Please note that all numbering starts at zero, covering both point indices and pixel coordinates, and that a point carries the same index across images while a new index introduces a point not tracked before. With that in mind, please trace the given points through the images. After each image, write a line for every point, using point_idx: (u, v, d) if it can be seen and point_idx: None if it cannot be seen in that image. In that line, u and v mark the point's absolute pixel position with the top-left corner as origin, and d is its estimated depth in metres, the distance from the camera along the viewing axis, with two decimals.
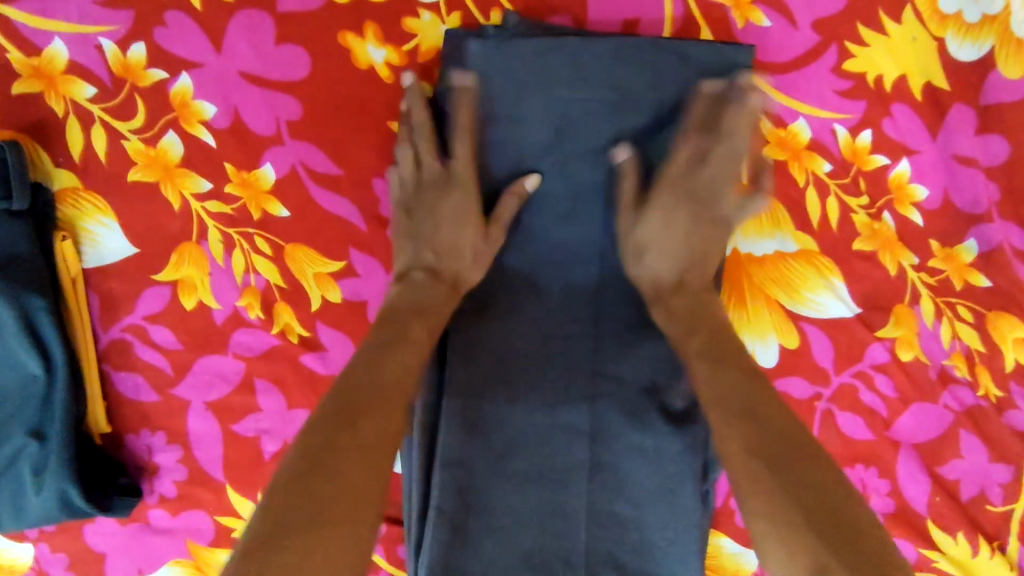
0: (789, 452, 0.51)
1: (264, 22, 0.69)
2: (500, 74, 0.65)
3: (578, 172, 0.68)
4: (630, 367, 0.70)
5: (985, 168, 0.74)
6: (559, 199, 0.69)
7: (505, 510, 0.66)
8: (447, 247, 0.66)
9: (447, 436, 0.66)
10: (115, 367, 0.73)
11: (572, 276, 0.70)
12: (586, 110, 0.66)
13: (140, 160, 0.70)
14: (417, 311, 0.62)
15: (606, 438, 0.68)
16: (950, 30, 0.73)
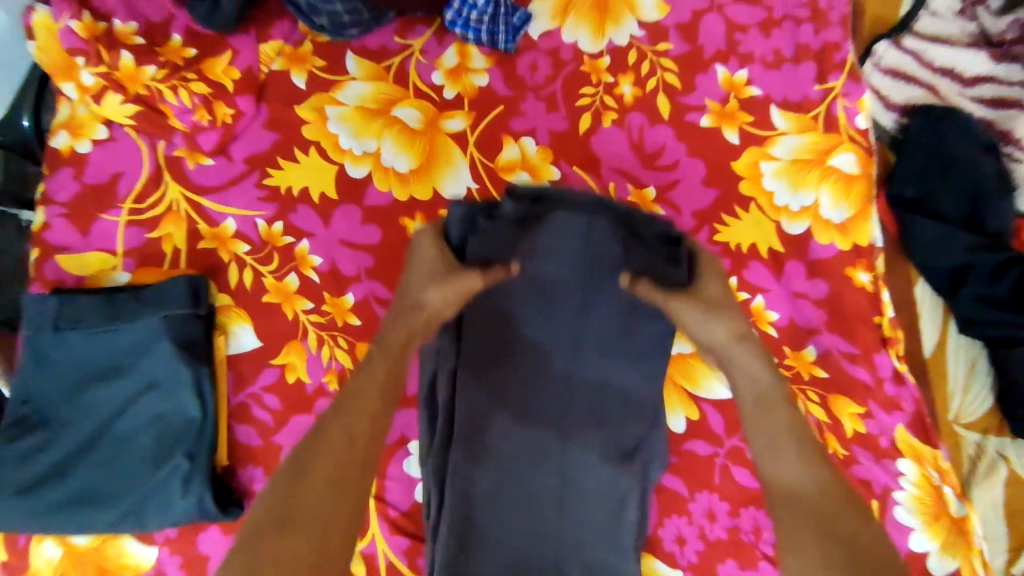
0: (841, 522, 0.68)
1: (355, 210, 1.10)
2: (501, 221, 0.95)
3: (553, 282, 0.95)
4: (591, 424, 0.96)
5: (814, 300, 1.12)
6: (538, 303, 0.95)
7: (499, 525, 0.93)
8: (418, 301, 0.84)
9: (458, 462, 0.92)
10: (236, 421, 1.02)
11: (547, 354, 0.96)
12: (571, 236, 0.94)
13: (270, 289, 1.07)
14: (380, 344, 0.81)
15: (574, 474, 0.95)
16: (783, 215, 1.15)
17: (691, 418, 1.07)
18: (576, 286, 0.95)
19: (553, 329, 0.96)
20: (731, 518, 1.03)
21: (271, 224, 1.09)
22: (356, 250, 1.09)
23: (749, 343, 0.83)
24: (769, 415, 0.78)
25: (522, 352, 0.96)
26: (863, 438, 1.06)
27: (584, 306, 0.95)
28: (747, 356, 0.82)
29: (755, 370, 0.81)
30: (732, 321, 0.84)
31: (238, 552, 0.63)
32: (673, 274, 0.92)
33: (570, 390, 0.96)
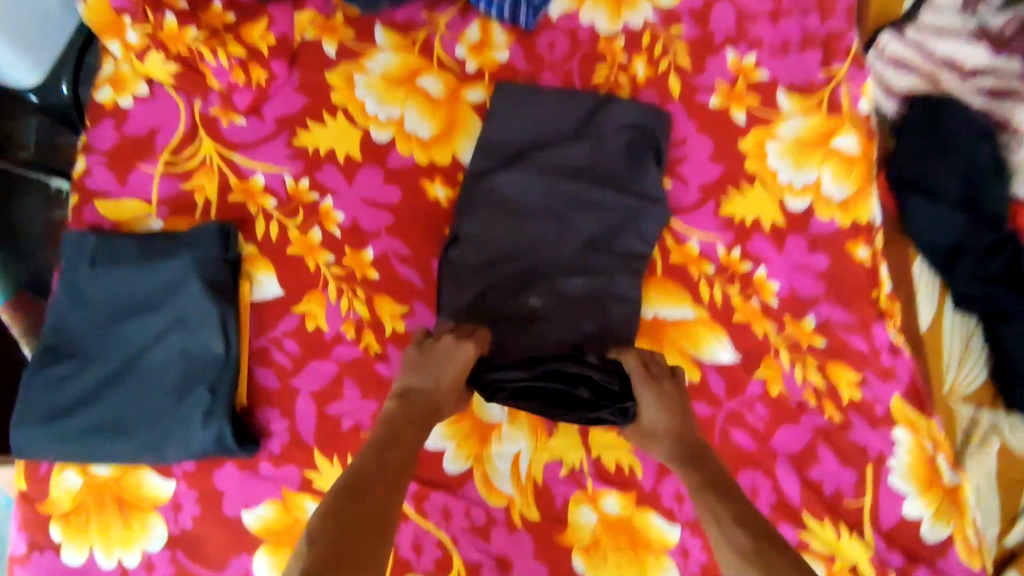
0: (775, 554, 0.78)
1: (378, 170, 1.16)
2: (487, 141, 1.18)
3: (543, 166, 1.17)
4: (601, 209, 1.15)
5: (814, 273, 1.16)
6: (549, 169, 1.17)
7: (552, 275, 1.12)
8: (423, 402, 0.94)
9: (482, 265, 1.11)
10: (258, 364, 1.07)
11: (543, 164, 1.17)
12: (549, 125, 1.19)
13: (294, 241, 1.12)
14: (421, 363, 0.96)
15: (603, 242, 1.14)
16: (788, 192, 1.21)
17: (692, 380, 1.10)
18: (562, 167, 1.17)
19: (528, 269, 1.12)
20: (730, 478, 1.06)
21: (297, 181, 1.15)
22: (377, 208, 1.14)
23: (668, 443, 0.94)
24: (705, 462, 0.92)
25: (547, 232, 1.14)
26: (858, 405, 1.09)
27: (564, 234, 1.14)
28: (705, 466, 0.91)
29: (665, 424, 0.95)
30: (682, 445, 0.94)
31: (337, 510, 0.77)
32: (609, 379, 0.98)
33: (540, 286, 1.11)
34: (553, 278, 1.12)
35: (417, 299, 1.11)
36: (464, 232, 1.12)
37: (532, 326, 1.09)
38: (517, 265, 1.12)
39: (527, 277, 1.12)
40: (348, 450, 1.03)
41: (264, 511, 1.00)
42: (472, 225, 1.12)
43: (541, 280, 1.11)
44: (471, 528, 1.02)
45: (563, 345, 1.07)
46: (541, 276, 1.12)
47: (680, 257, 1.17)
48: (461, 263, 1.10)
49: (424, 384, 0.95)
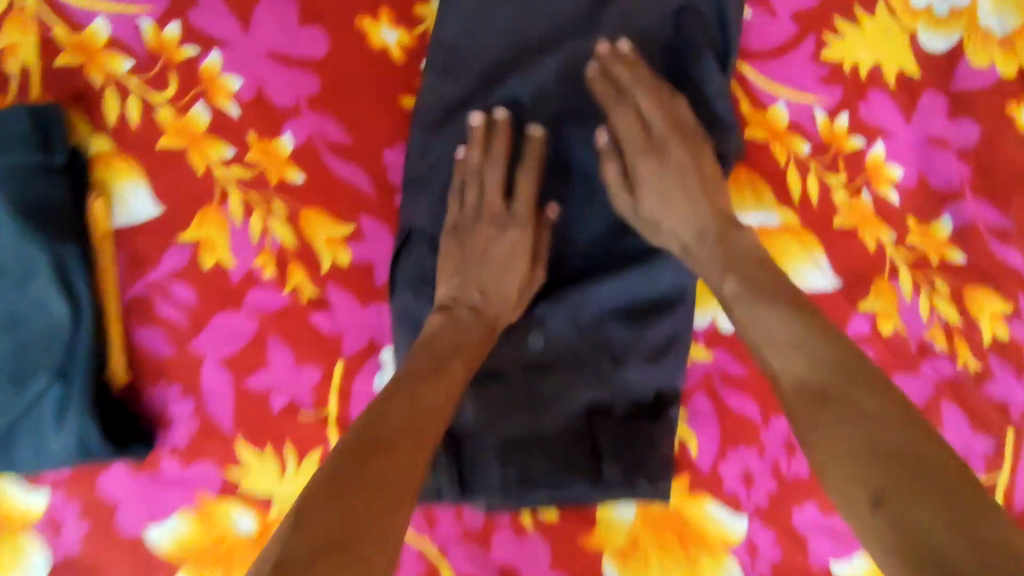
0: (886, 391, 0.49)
1: (288, 5, 0.73)
2: (433, 171, 0.70)
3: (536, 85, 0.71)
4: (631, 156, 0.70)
5: (957, 150, 0.78)
6: (542, 97, 0.71)
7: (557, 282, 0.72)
8: (495, 293, 0.65)
9: (441, 283, 0.69)
10: (138, 322, 0.72)
11: (535, 91, 0.71)
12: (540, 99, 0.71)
13: (169, 129, 0.72)
14: (481, 289, 0.64)
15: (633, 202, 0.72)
16: (922, 22, 0.78)
17: None
18: (567, 81, 0.71)
19: (523, 387, 0.70)
20: None
21: (160, 27, 0.72)
22: (291, 67, 0.73)
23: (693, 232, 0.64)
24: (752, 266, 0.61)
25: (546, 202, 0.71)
26: (1002, 346, 0.77)
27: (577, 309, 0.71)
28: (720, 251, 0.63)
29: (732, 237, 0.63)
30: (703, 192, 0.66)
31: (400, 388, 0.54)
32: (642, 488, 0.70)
33: (541, 411, 0.70)
34: (563, 370, 0.71)
35: (365, 212, 0.73)
36: (414, 232, 0.69)
37: (528, 422, 0.70)
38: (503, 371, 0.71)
39: (520, 390, 0.70)
40: (284, 437, 0.72)
41: (174, 527, 0.71)
42: (428, 215, 0.70)
43: (547, 403, 0.70)
44: (466, 536, 0.74)
45: (579, 457, 0.70)
46: (537, 367, 0.71)
47: (760, 130, 0.77)
48: (411, 281, 0.68)
49: (474, 260, 0.66)
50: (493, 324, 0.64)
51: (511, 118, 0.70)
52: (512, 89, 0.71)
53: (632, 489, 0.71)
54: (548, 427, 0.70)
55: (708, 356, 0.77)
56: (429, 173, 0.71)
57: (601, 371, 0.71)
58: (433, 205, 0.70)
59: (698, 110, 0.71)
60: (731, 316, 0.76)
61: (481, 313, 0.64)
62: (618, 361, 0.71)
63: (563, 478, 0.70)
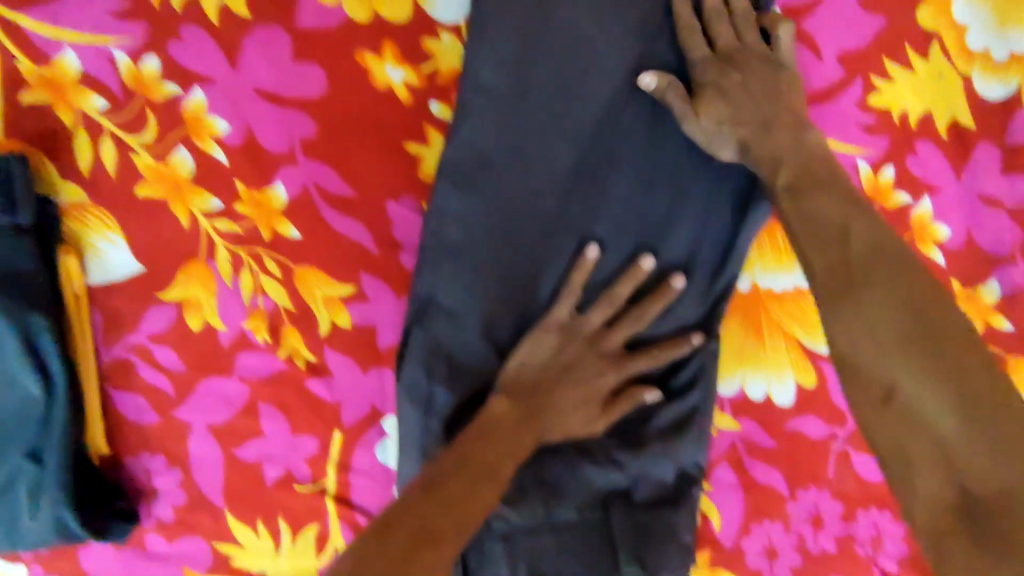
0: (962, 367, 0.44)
1: (281, 38, 0.66)
2: (446, 230, 0.63)
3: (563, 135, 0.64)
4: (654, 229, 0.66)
5: (1010, 210, 0.72)
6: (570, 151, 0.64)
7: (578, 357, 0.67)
8: (561, 428, 0.63)
9: (452, 356, 0.64)
10: (118, 387, 0.66)
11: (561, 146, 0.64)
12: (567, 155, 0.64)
13: (149, 175, 0.65)
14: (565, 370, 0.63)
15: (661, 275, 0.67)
16: (977, 67, 0.72)
17: (803, 386, 0.72)
18: (597, 134, 0.65)
19: (534, 474, 0.66)
20: (843, 524, 0.73)
21: (137, 62, 0.65)
22: (284, 109, 0.66)
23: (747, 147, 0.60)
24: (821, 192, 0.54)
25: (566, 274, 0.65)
26: None
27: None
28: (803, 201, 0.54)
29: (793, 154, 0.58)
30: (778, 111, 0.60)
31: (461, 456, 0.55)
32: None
33: (557, 500, 0.67)
34: (577, 455, 0.67)
35: (367, 271, 0.67)
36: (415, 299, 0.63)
37: (541, 512, 0.66)
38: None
39: (532, 478, 0.66)
40: (278, 510, 0.67)
41: None
42: (434, 280, 0.63)
43: (564, 488, 0.67)
44: None
45: (597, 550, 0.67)
46: (550, 451, 0.67)
47: None
48: (421, 355, 0.63)
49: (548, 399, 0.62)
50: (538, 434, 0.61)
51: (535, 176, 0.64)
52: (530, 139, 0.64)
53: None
54: (563, 517, 0.67)
55: (735, 425, 0.73)
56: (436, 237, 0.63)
57: (617, 458, 0.67)
58: (447, 271, 0.63)
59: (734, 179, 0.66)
60: (762, 384, 0.72)
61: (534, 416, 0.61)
62: (636, 447, 0.68)
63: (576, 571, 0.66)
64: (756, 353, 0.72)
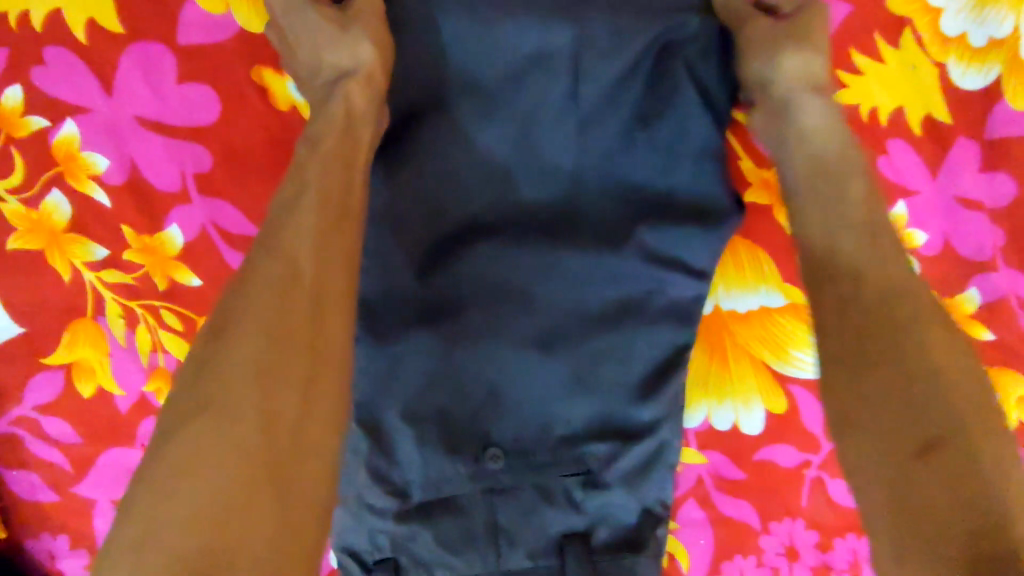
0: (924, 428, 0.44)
1: (162, 57, 0.57)
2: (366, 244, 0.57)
3: (484, 138, 0.58)
4: (598, 239, 0.60)
5: (989, 212, 0.66)
6: (488, 152, 0.59)
7: (528, 393, 0.59)
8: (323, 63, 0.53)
9: (380, 391, 0.57)
10: (8, 465, 0.59)
11: (484, 142, 0.58)
12: (488, 149, 0.59)
13: (19, 225, 0.56)
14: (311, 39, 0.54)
15: (613, 289, 0.60)
16: (953, 55, 0.66)
17: (774, 413, 0.66)
18: (521, 135, 0.59)
19: (481, 516, 0.59)
20: (819, 555, 0.68)
21: None
22: (173, 140, 0.57)
23: (816, 99, 0.56)
24: (824, 183, 0.54)
25: (500, 290, 0.59)
26: None
27: (545, 419, 0.59)
28: (814, 217, 0.53)
29: (821, 144, 0.55)
30: (814, 63, 0.57)
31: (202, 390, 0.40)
32: None
33: (508, 545, 0.60)
34: (534, 494, 0.60)
35: None
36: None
37: (489, 559, 0.60)
38: (460, 499, 0.59)
39: (480, 522, 0.59)
40: None
41: None
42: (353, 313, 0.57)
43: (510, 533, 0.60)
44: None
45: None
46: (501, 491, 0.60)
47: (764, 194, 0.65)
48: (339, 386, 0.57)
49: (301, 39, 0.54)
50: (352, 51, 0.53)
51: (449, 187, 0.58)
52: (457, 160, 0.58)
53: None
54: (514, 563, 0.60)
55: (702, 458, 0.67)
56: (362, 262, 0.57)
57: (573, 496, 0.61)
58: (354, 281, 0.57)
59: (681, 195, 0.61)
60: (729, 413, 0.66)
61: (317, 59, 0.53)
62: (596, 485, 0.61)
63: None
64: (721, 381, 0.66)
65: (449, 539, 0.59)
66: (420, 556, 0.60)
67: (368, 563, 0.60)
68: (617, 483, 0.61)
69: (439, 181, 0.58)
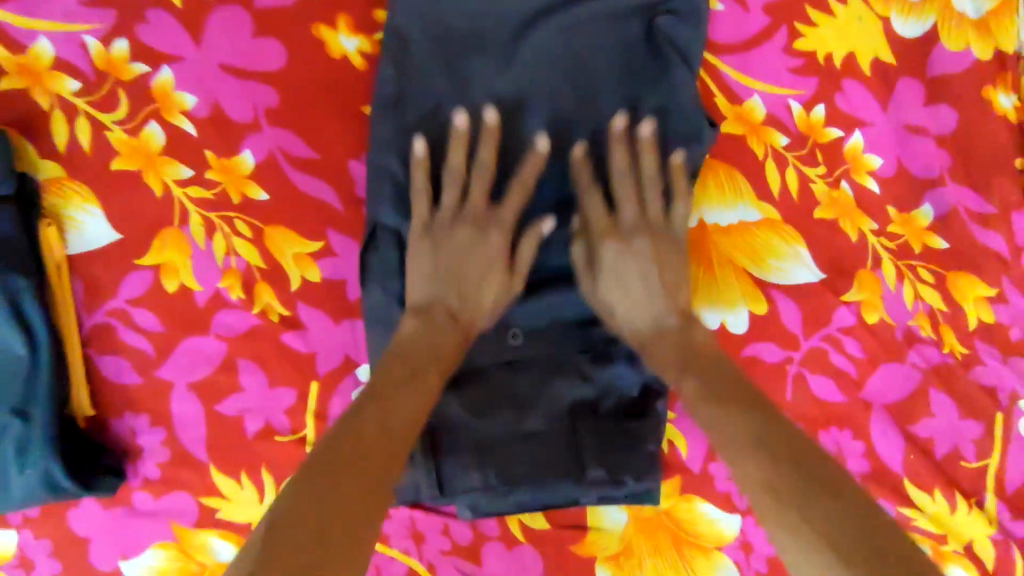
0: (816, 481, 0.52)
1: (242, 18, 0.71)
2: (393, 147, 0.70)
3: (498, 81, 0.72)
4: (599, 154, 0.72)
5: (935, 137, 0.77)
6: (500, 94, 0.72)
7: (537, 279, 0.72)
8: (470, 290, 0.65)
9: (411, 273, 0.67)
10: (100, 352, 0.69)
11: (497, 86, 0.72)
12: (502, 81, 0.72)
13: (122, 150, 0.69)
14: (453, 274, 0.65)
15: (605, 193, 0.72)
16: (894, 10, 0.79)
17: (756, 314, 0.75)
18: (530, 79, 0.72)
19: (505, 386, 0.70)
20: None
21: (108, 45, 0.70)
22: (247, 81, 0.71)
23: (634, 281, 0.68)
24: (668, 344, 0.66)
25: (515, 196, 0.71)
26: (988, 330, 0.77)
27: (557, 304, 0.72)
28: (664, 350, 0.66)
29: (636, 295, 0.68)
30: (628, 260, 0.68)
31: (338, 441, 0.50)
32: (633, 484, 0.70)
33: (526, 410, 0.70)
34: (548, 368, 0.71)
35: (335, 228, 0.71)
36: (381, 227, 0.69)
37: (511, 423, 0.69)
38: (483, 370, 0.70)
39: (502, 390, 0.70)
40: (261, 461, 0.70)
41: (154, 560, 0.69)
42: (398, 211, 0.69)
43: (530, 399, 0.70)
44: (454, 550, 0.73)
45: (564, 456, 0.69)
46: (519, 363, 0.71)
47: (738, 125, 0.76)
48: (385, 273, 0.68)
49: (445, 264, 0.65)
50: (471, 327, 0.65)
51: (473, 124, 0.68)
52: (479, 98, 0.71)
53: (618, 486, 0.70)
54: (532, 426, 0.70)
55: None
56: (403, 176, 0.70)
57: (582, 369, 0.71)
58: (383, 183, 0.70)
59: (662, 114, 0.73)
60: (715, 314, 0.75)
61: (458, 317, 0.64)
62: (600, 358, 0.71)
63: (547, 479, 0.69)
64: (708, 284, 0.75)
65: (476, 404, 0.69)
66: (451, 420, 0.69)
67: None
68: (620, 355, 0.71)
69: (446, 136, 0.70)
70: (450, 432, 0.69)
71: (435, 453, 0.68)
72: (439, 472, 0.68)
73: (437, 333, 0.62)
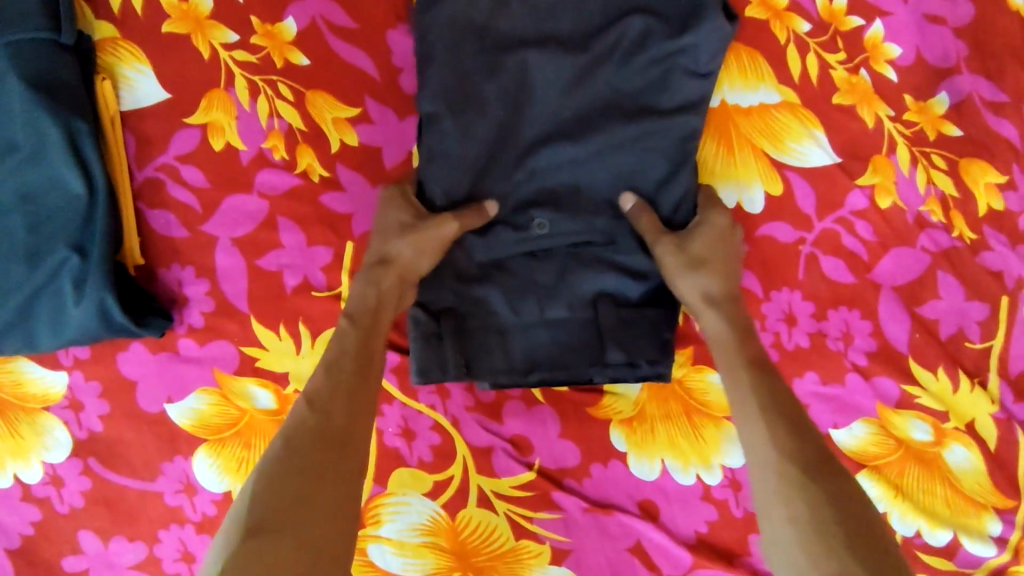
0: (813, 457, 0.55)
1: None
2: (434, 41, 0.73)
3: None
4: (624, 56, 0.74)
5: (953, 28, 0.82)
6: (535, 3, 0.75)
7: (558, 176, 0.74)
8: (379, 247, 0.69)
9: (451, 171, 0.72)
10: (150, 206, 0.73)
11: None
12: None
13: (174, 15, 0.74)
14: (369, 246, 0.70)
15: (625, 93, 0.75)
16: None
17: (772, 194, 0.78)
18: None
19: (525, 274, 0.74)
20: (815, 322, 0.77)
21: None
22: None
23: (711, 256, 0.70)
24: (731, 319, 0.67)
25: (542, 97, 0.74)
26: (996, 216, 0.80)
27: (575, 190, 0.75)
28: (727, 318, 0.68)
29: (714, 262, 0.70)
30: (721, 241, 0.71)
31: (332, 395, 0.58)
32: (645, 368, 0.74)
33: (550, 298, 0.74)
34: (568, 257, 0.75)
35: (372, 96, 0.75)
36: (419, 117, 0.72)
37: (534, 309, 0.73)
38: (508, 261, 0.74)
39: (524, 277, 0.74)
40: (298, 315, 0.74)
41: (196, 403, 0.73)
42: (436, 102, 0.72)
43: (553, 287, 0.74)
44: (477, 406, 0.78)
45: (585, 340, 0.74)
46: (540, 253, 0.74)
47: (762, 11, 0.80)
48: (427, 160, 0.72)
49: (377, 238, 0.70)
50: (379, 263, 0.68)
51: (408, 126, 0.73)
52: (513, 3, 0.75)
53: (633, 367, 0.74)
54: (554, 312, 0.74)
55: None
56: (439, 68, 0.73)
57: (600, 260, 0.75)
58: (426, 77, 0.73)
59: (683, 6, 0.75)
60: (734, 193, 0.77)
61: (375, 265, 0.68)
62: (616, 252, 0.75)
63: (567, 359, 0.74)
64: (728, 164, 0.78)
65: (499, 287, 0.73)
66: (477, 299, 0.73)
67: (432, 310, 0.72)
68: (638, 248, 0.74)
69: (496, 46, 0.74)
70: (476, 313, 0.73)
71: (460, 334, 0.72)
72: (465, 353, 0.72)
73: (390, 292, 0.67)
